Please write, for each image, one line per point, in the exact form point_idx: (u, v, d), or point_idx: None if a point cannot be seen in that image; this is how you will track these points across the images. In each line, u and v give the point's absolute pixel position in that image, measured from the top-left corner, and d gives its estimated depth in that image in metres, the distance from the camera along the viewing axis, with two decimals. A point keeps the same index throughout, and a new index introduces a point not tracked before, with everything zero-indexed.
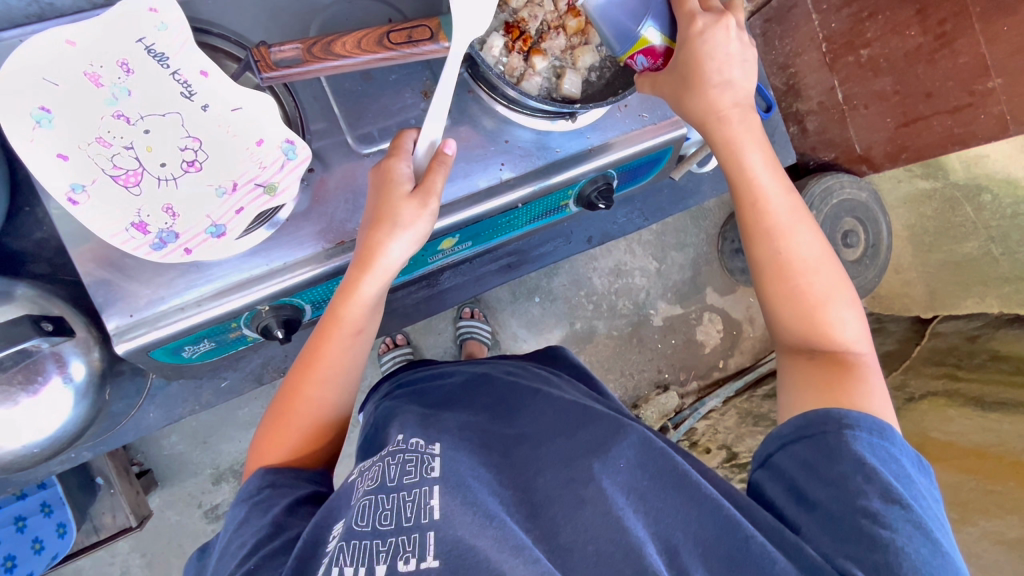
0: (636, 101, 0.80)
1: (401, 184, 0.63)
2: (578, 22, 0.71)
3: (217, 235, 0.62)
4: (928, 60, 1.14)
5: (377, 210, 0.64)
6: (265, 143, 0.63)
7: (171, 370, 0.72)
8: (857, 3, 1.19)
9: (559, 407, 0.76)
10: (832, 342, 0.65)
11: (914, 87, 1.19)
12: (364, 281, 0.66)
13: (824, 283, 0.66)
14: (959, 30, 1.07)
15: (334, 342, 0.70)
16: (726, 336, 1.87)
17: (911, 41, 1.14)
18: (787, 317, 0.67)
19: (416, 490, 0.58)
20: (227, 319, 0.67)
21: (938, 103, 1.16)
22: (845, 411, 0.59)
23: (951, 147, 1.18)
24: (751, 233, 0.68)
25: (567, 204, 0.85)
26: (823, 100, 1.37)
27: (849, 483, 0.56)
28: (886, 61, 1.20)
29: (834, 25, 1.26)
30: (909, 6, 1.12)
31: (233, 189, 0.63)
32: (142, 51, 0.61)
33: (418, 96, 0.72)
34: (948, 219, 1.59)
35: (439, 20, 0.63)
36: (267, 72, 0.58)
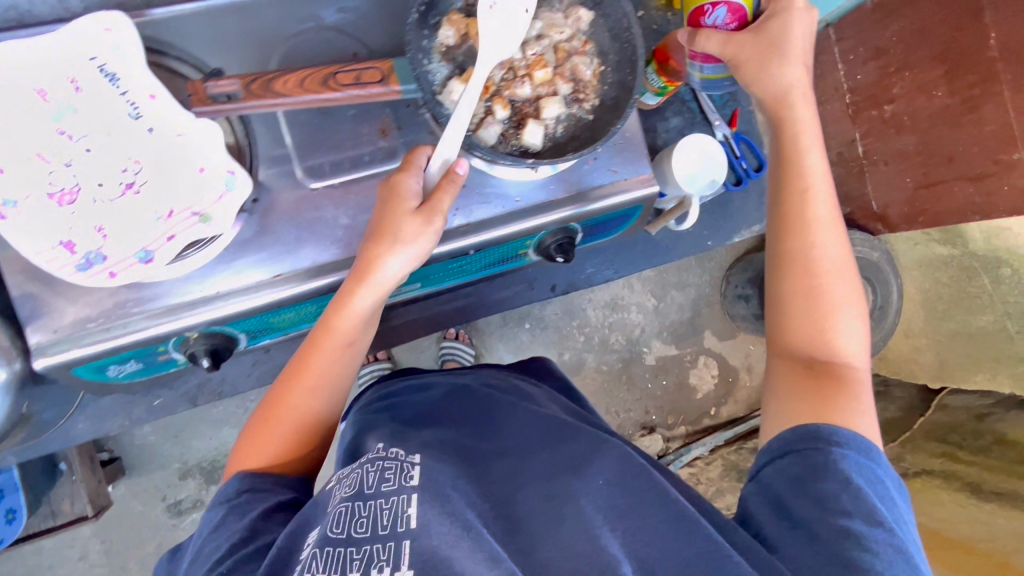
0: (607, 155, 0.77)
1: (408, 200, 0.63)
2: (544, 73, 0.68)
3: (145, 260, 0.61)
4: (954, 123, 1.08)
5: (381, 223, 0.63)
6: (206, 171, 0.62)
7: (97, 387, 0.70)
8: (885, 58, 1.18)
9: (536, 423, 0.72)
10: (833, 352, 0.63)
11: (938, 149, 1.14)
12: (359, 294, 0.65)
13: (837, 290, 0.65)
14: (987, 95, 1.01)
15: (323, 352, 0.69)
16: (720, 383, 1.80)
17: (938, 102, 1.10)
18: (800, 314, 0.65)
19: (393, 499, 0.55)
20: (154, 342, 0.66)
21: (960, 168, 1.11)
22: (834, 428, 0.58)
23: (970, 216, 1.12)
24: (789, 228, 0.66)
25: (525, 252, 0.82)
26: (843, 151, 1.35)
27: (834, 502, 0.54)
28: (911, 119, 1.16)
29: (859, 77, 1.25)
30: (939, 66, 1.07)
31: (168, 215, 0.62)
32: (93, 69, 0.61)
33: (375, 133, 0.70)
34: (963, 289, 1.42)
35: (393, 62, 0.61)
36: (202, 104, 0.57)
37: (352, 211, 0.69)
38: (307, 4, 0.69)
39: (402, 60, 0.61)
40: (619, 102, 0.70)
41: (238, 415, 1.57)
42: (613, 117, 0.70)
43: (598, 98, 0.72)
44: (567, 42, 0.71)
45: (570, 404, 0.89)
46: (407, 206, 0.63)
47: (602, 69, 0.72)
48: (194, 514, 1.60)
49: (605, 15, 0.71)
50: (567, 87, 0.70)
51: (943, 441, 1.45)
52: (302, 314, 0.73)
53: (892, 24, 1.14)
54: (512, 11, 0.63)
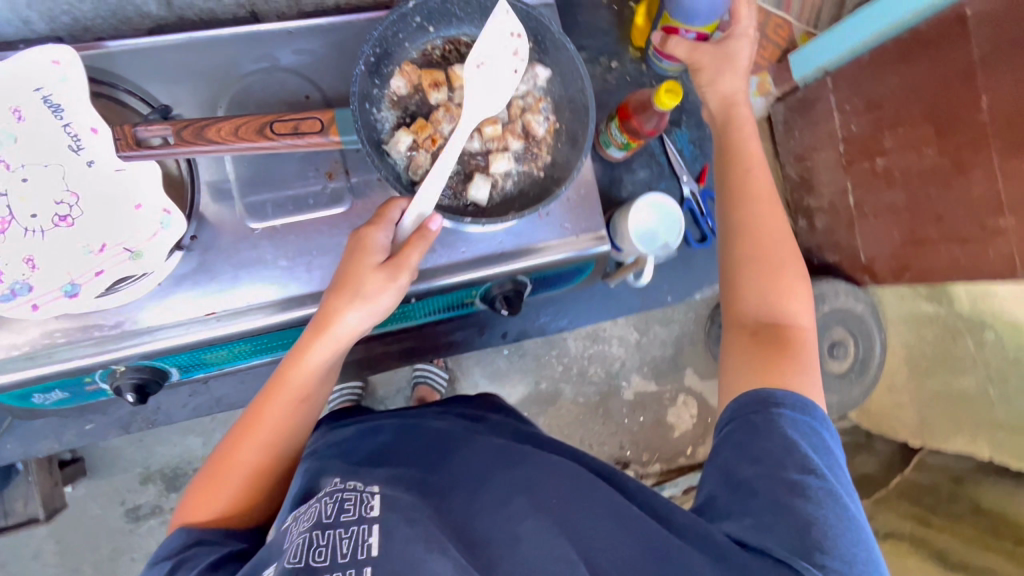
0: (559, 210, 0.76)
1: (373, 255, 0.59)
2: (494, 129, 0.68)
3: (71, 294, 0.60)
4: (943, 183, 1.06)
5: (343, 277, 0.59)
6: (143, 208, 0.62)
7: (24, 412, 0.70)
8: (878, 110, 1.16)
9: (491, 453, 0.67)
10: (781, 315, 0.64)
11: (925, 207, 1.11)
12: (315, 346, 0.61)
13: (785, 257, 0.65)
14: (977, 158, 0.99)
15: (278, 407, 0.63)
16: (698, 422, 1.74)
17: (928, 160, 1.08)
18: (752, 287, 0.65)
19: (353, 528, 0.52)
20: (80, 373, 0.65)
21: (946, 228, 1.08)
22: (776, 386, 0.59)
23: (955, 277, 1.10)
24: (735, 203, 0.68)
25: (472, 301, 0.81)
26: (834, 200, 1.34)
27: (772, 457, 0.55)
28: (900, 173, 1.15)
29: (853, 127, 1.23)
30: (928, 124, 1.06)
31: (100, 249, 0.61)
32: (37, 100, 0.61)
33: (322, 177, 0.70)
34: (947, 348, 1.39)
35: (335, 113, 0.61)
36: (125, 151, 0.55)
37: (293, 252, 0.69)
38: (263, 43, 0.69)
39: (345, 111, 0.61)
40: (570, 162, 0.69)
41: (204, 425, 1.56)
42: (562, 176, 0.70)
43: (550, 156, 0.71)
44: (521, 98, 0.70)
45: (514, 425, 0.85)
46: (372, 259, 0.59)
47: (556, 127, 0.71)
48: (150, 523, 1.57)
49: (562, 73, 0.70)
50: (518, 143, 0.70)
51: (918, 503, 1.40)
52: (236, 351, 0.71)
53: (889, 80, 1.13)
54: (501, 69, 0.65)
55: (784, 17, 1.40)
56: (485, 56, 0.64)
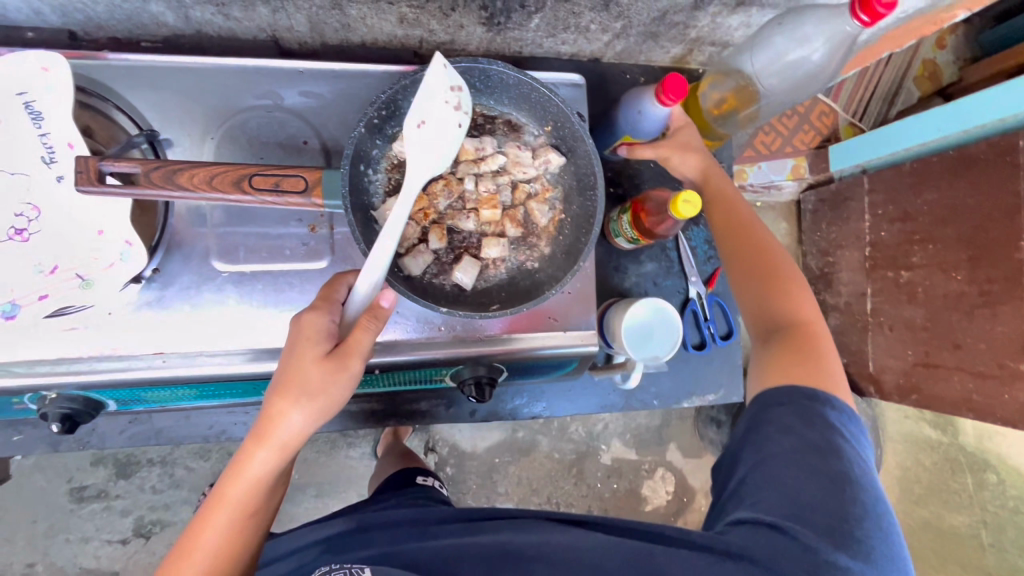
0: (551, 303, 0.71)
1: (316, 347, 0.52)
2: (491, 213, 0.63)
3: (8, 315, 0.57)
4: (965, 312, 1.01)
5: (284, 374, 0.53)
6: (104, 235, 0.58)
7: None
8: (912, 222, 1.10)
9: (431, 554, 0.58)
10: (794, 321, 0.61)
11: (943, 332, 1.05)
12: (256, 455, 0.53)
13: (785, 266, 0.64)
14: (1007, 296, 0.94)
15: (216, 526, 0.54)
16: (673, 500, 1.62)
17: (955, 284, 1.03)
18: (755, 299, 0.64)
19: None
20: (7, 394, 0.60)
21: (964, 358, 1.02)
22: (800, 386, 0.54)
23: (961, 412, 1.04)
24: (729, 229, 0.68)
25: (444, 378, 0.75)
26: (851, 302, 1.27)
27: (774, 444, 0.52)
28: (925, 292, 1.08)
29: (884, 234, 1.17)
30: (963, 250, 1.00)
31: (51, 271, 0.58)
32: (18, 104, 0.58)
33: (304, 229, 0.66)
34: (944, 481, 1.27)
35: (324, 173, 0.56)
36: (86, 185, 0.51)
37: (257, 302, 0.65)
38: (269, 78, 0.65)
39: (333, 173, 0.56)
40: (568, 259, 0.64)
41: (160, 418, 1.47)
42: (557, 273, 0.64)
43: (549, 247, 0.66)
44: (528, 183, 0.66)
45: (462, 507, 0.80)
46: (315, 351, 0.52)
47: (559, 219, 0.66)
48: None
49: (576, 163, 0.65)
50: (516, 230, 0.65)
51: None
52: (181, 394, 0.66)
53: (925, 193, 1.08)
54: (445, 125, 0.55)
55: (830, 104, 1.32)
56: (426, 115, 0.54)
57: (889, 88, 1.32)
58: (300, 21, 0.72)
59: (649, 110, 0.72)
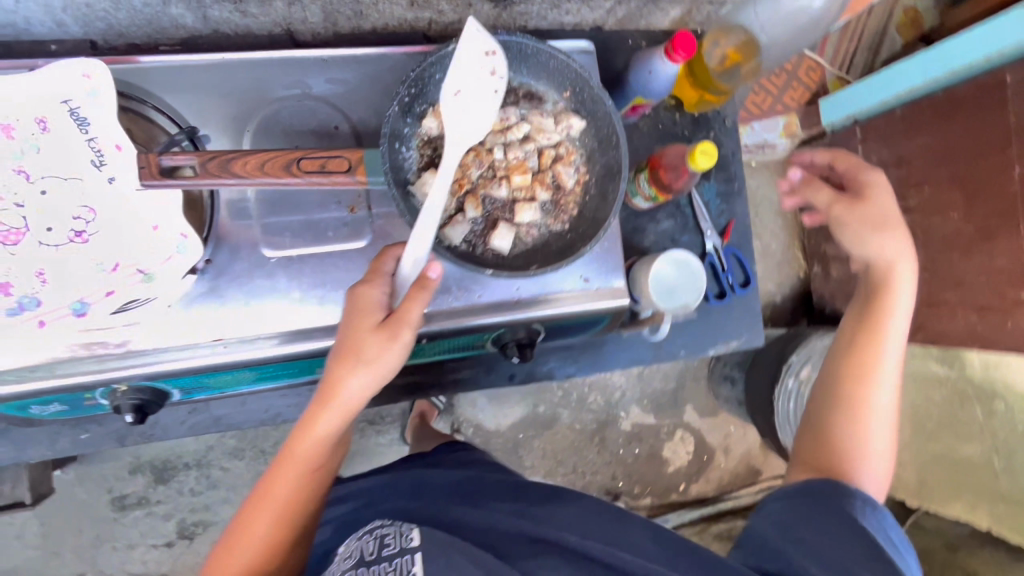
0: (580, 263, 0.75)
1: (370, 316, 0.56)
2: (522, 179, 0.66)
3: (78, 312, 0.59)
4: (965, 249, 1.05)
5: (342, 343, 0.56)
6: (160, 231, 0.61)
7: (20, 422, 0.68)
8: (907, 168, 1.15)
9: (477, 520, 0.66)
10: (861, 449, 0.65)
11: (946, 270, 1.10)
12: (320, 419, 0.58)
13: (885, 406, 0.67)
14: (1004, 228, 0.97)
15: (285, 483, 0.59)
16: (693, 460, 1.66)
17: (953, 223, 1.07)
18: (836, 415, 0.68)
19: (397, 561, 0.55)
20: (78, 390, 0.64)
21: (968, 294, 1.06)
22: (858, 498, 0.60)
23: (970, 344, 1.08)
24: (854, 340, 0.70)
25: (484, 344, 0.79)
26: None
27: (825, 519, 0.58)
28: (925, 234, 1.13)
29: (882, 181, 1.22)
30: (959, 189, 1.04)
31: (113, 268, 0.60)
32: (64, 111, 0.60)
33: (343, 211, 0.69)
34: (954, 414, 1.29)
35: (365, 152, 0.60)
36: (148, 178, 0.53)
37: (305, 285, 0.68)
38: (297, 69, 0.68)
39: (374, 153, 0.59)
40: (596, 218, 0.68)
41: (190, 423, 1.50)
42: (588, 232, 0.68)
43: (577, 208, 0.70)
44: (552, 148, 0.69)
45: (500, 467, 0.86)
46: (370, 321, 0.56)
47: (584, 181, 0.70)
48: None
49: (597, 124, 0.69)
50: (546, 193, 0.68)
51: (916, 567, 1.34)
52: (239, 379, 0.70)
53: (918, 138, 1.12)
54: (481, 90, 0.59)
55: (817, 59, 1.39)
56: (460, 83, 0.59)
57: (874, 38, 1.36)
58: (314, 12, 0.75)
59: (661, 71, 0.75)
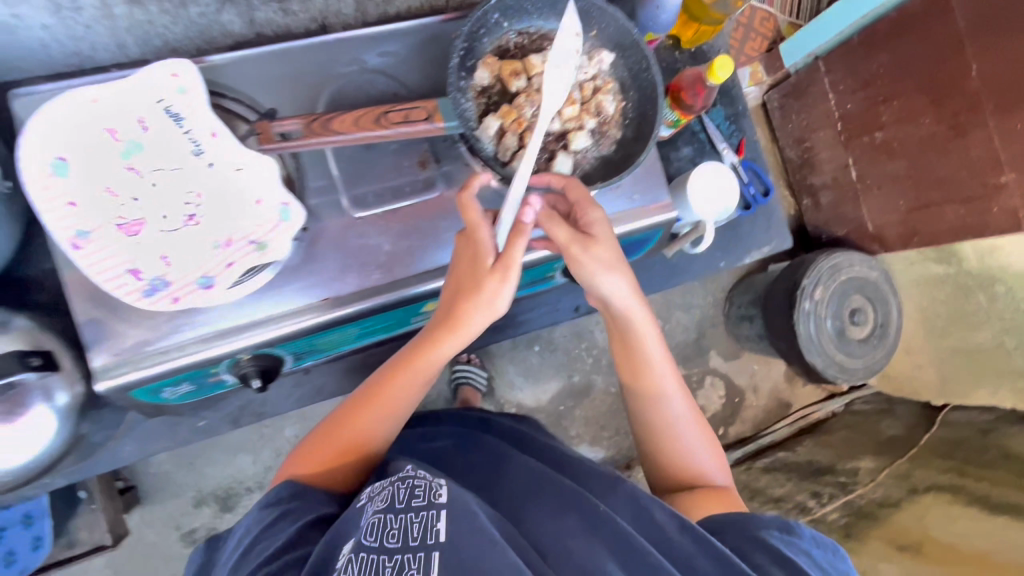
0: (630, 183, 0.82)
1: (484, 257, 0.64)
2: (572, 110, 0.74)
3: (205, 286, 0.65)
4: (941, 150, 1.15)
5: (463, 281, 0.65)
6: (263, 203, 0.67)
7: (150, 409, 0.73)
8: (872, 88, 1.25)
9: (525, 479, 0.71)
10: (696, 468, 0.77)
11: (926, 173, 1.19)
12: (445, 342, 0.67)
13: (680, 419, 0.78)
14: (974, 122, 1.07)
15: (404, 388, 0.72)
16: (726, 404, 1.70)
17: (925, 128, 1.16)
18: (679, 451, 0.78)
19: (423, 513, 0.59)
20: (208, 363, 0.69)
21: (950, 191, 1.15)
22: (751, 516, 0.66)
23: (961, 235, 1.16)
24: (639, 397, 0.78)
25: (553, 275, 0.86)
26: (837, 175, 1.40)
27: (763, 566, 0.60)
28: (900, 144, 1.23)
29: (850, 106, 1.31)
30: (925, 97, 1.15)
31: (227, 243, 0.66)
32: (159, 110, 0.65)
33: (415, 166, 0.75)
34: (960, 305, 1.43)
35: (437, 102, 0.67)
36: (266, 144, 0.66)
37: (393, 239, 0.74)
38: (352, 49, 0.75)
39: (446, 100, 0.67)
40: (640, 135, 0.76)
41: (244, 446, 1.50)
42: (635, 148, 0.75)
43: (620, 131, 0.77)
44: (590, 80, 0.76)
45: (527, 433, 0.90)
46: (485, 263, 0.64)
47: (623, 107, 0.78)
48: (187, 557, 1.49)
49: (625, 54, 0.77)
50: (593, 120, 0.76)
51: (949, 454, 1.37)
52: (345, 335, 0.77)
53: (880, 58, 1.23)
54: (566, 56, 0.61)
55: (769, 10, 1.50)
56: (560, 57, 0.61)
57: None
58: (349, 4, 0.80)
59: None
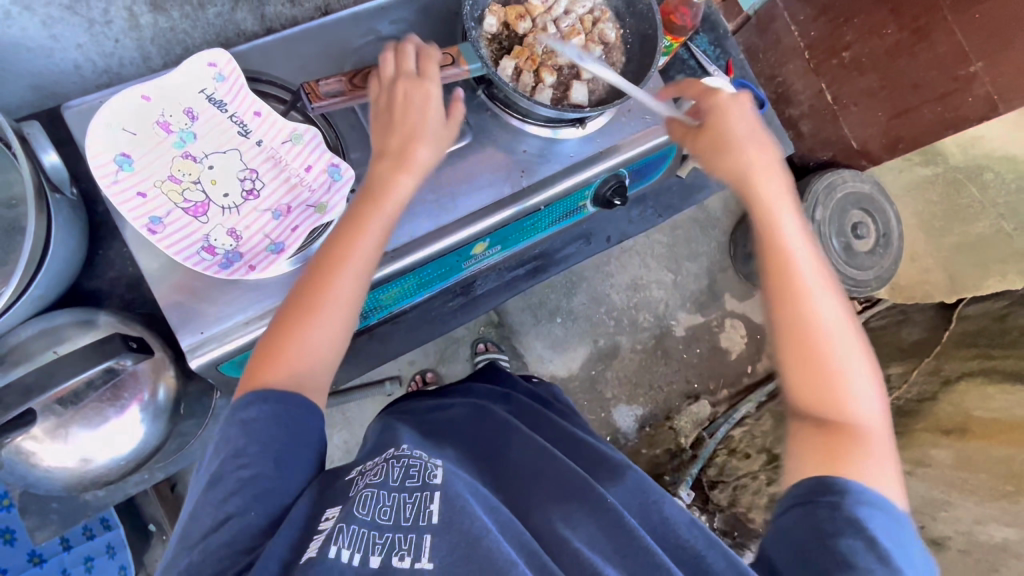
0: (639, 105, 0.85)
1: (436, 109, 0.68)
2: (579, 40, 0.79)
3: (276, 252, 0.68)
4: (908, 53, 1.16)
5: (409, 129, 0.67)
6: (313, 169, 0.71)
7: (236, 385, 0.77)
8: (831, 11, 1.23)
9: (530, 458, 0.72)
10: (837, 406, 0.59)
11: (898, 80, 1.21)
12: (401, 181, 0.66)
13: (843, 344, 0.61)
14: (934, 22, 1.10)
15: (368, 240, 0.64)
16: (751, 341, 1.69)
17: (889, 38, 1.17)
18: (808, 377, 0.60)
19: (418, 494, 0.56)
20: None
21: (925, 92, 1.18)
22: (844, 480, 0.54)
23: (946, 131, 1.19)
24: (773, 293, 0.64)
25: (584, 204, 0.90)
26: (813, 103, 1.39)
27: (847, 553, 0.50)
28: (869, 59, 1.23)
29: (813, 33, 1.29)
30: (883, 7, 1.15)
31: (287, 211, 0.70)
32: (203, 99, 0.70)
33: None
34: (954, 202, 1.42)
35: (460, 48, 0.73)
36: (316, 103, 0.69)
37: (437, 187, 0.79)
38: (364, 20, 0.80)
39: (467, 45, 0.72)
40: (646, 54, 0.81)
41: None
42: (642, 68, 0.80)
43: (624, 56, 0.82)
44: (590, 13, 0.82)
45: (533, 405, 0.91)
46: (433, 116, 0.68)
47: (623, 32, 0.83)
48: None
49: None
50: (598, 48, 0.81)
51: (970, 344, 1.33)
52: (402, 287, 0.81)
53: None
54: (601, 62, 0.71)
55: None
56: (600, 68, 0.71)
57: None
58: None
59: None
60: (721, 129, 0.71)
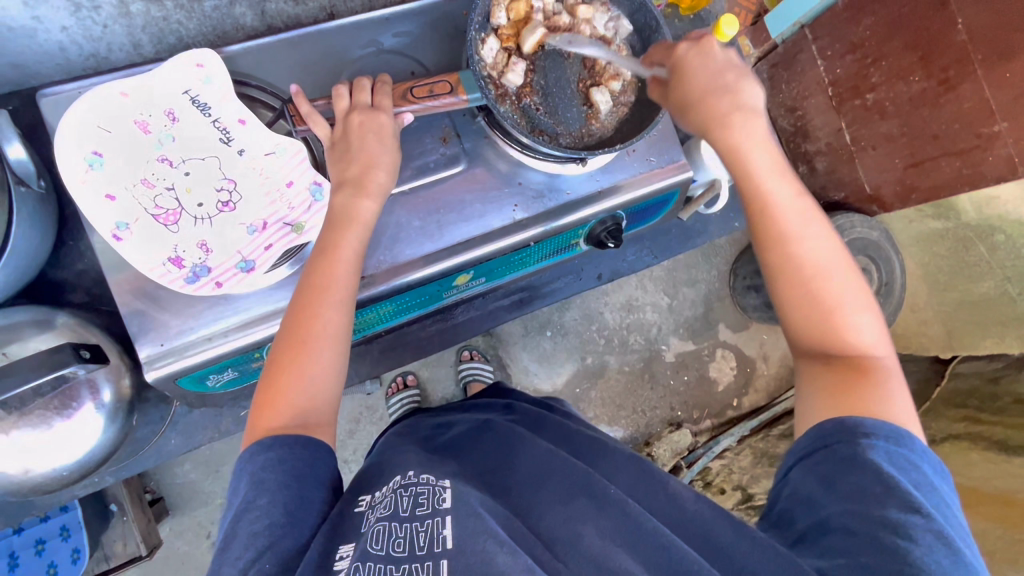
0: (644, 146, 0.82)
1: (389, 120, 0.66)
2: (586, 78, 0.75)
3: (247, 270, 0.66)
4: (932, 104, 1.03)
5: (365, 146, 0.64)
6: (295, 186, 0.68)
7: (194, 399, 0.75)
8: (861, 48, 1.10)
9: (536, 466, 0.67)
10: (852, 348, 0.60)
11: (920, 129, 1.08)
12: (363, 203, 0.64)
13: (839, 285, 0.61)
14: (963, 76, 0.97)
15: (343, 264, 0.62)
16: (739, 374, 1.66)
17: (916, 86, 1.04)
18: (808, 322, 0.61)
19: (428, 521, 0.53)
20: (251, 349, 0.68)
21: (946, 144, 1.05)
22: (859, 419, 0.54)
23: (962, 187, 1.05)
24: (763, 246, 0.64)
25: (577, 242, 0.87)
26: (831, 140, 1.25)
27: (868, 495, 0.51)
28: (893, 105, 1.10)
29: (839, 70, 1.16)
30: (913, 53, 1.02)
31: (263, 227, 0.67)
32: (186, 100, 0.67)
33: (437, 141, 0.77)
34: None
35: (460, 75, 0.69)
36: (300, 125, 0.67)
37: (430, 213, 0.76)
38: (366, 30, 0.76)
39: (468, 73, 0.68)
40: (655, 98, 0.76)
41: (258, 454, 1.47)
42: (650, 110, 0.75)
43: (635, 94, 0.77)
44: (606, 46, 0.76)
45: (543, 412, 0.88)
46: (382, 122, 0.66)
47: (637, 70, 0.78)
48: None
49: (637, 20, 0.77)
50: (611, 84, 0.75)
51: (960, 405, 1.29)
52: (380, 313, 0.79)
53: (864, 18, 1.07)
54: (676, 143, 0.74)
55: None
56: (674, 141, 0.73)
57: None
58: None
59: None
60: (687, 85, 0.66)
